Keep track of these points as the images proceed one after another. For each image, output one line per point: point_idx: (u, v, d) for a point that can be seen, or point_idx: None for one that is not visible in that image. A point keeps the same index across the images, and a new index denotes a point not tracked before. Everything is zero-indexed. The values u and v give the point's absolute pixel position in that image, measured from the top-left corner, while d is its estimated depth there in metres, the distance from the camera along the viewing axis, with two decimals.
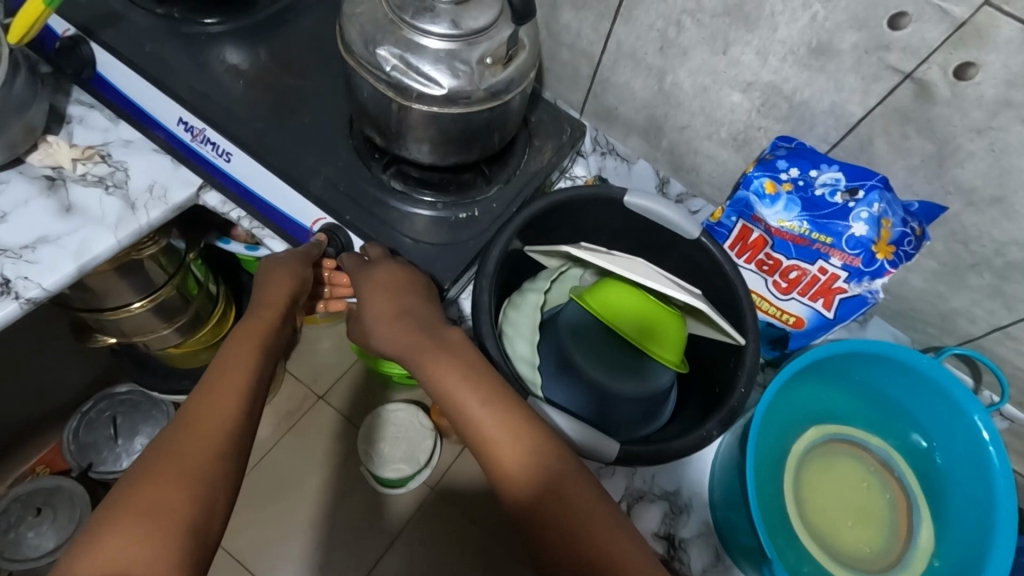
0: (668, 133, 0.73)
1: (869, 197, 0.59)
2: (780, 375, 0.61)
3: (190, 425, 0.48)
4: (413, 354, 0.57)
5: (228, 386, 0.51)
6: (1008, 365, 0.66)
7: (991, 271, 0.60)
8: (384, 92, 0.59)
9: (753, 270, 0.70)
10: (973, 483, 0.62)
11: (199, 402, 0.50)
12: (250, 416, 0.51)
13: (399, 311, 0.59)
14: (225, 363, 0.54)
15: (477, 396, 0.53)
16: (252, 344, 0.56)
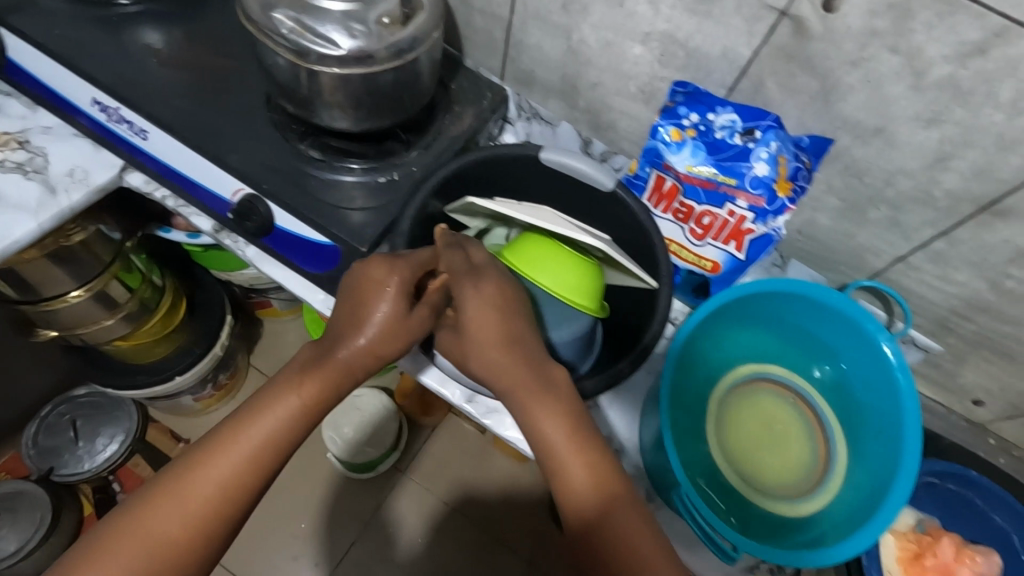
0: (583, 93, 0.75)
1: (766, 137, 0.62)
2: (701, 308, 0.64)
3: (182, 485, 0.48)
4: (520, 394, 0.54)
5: (258, 429, 0.51)
6: (914, 296, 0.69)
7: (886, 202, 0.62)
8: (288, 58, 0.60)
9: (670, 219, 0.72)
10: (884, 405, 0.64)
11: (200, 459, 0.49)
12: (240, 485, 0.49)
13: (510, 343, 0.56)
14: (267, 404, 0.52)
15: (583, 456, 0.51)
16: (316, 388, 0.53)
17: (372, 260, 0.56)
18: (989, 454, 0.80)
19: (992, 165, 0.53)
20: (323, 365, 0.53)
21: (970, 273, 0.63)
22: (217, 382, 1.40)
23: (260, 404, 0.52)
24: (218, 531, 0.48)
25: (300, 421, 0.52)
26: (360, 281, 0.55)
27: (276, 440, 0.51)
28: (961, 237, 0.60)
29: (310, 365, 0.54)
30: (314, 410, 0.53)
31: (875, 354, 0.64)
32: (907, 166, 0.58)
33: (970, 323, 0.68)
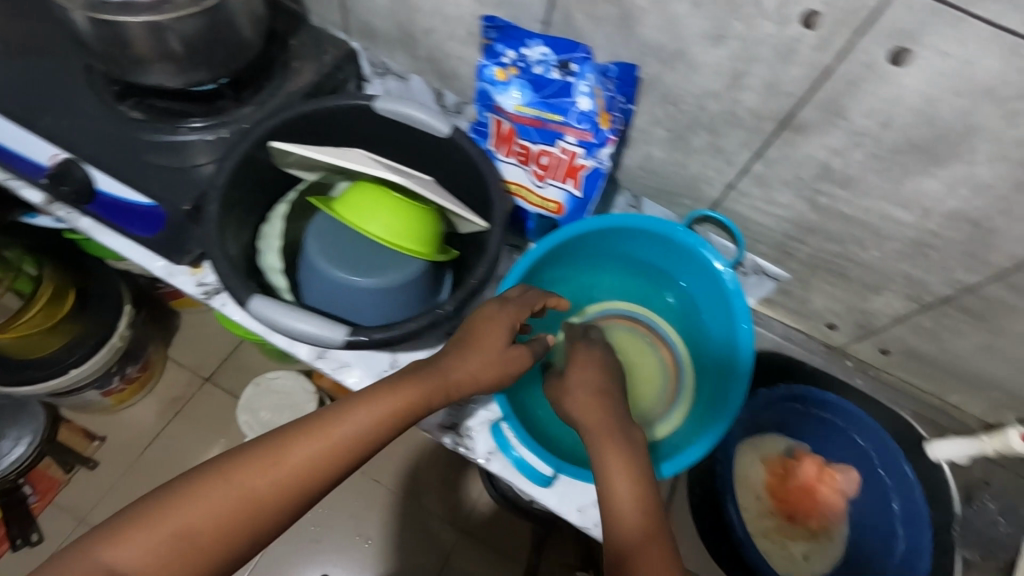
0: (422, 42, 0.74)
1: (583, 69, 0.62)
2: (528, 255, 0.65)
3: (266, 453, 0.46)
4: (596, 434, 0.53)
5: (335, 435, 0.48)
6: (751, 223, 0.71)
7: (705, 128, 0.63)
8: (88, 15, 0.57)
9: (513, 163, 0.72)
10: (724, 327, 0.68)
11: (297, 435, 0.47)
12: (319, 476, 0.47)
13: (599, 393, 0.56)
14: (340, 412, 0.49)
15: (635, 490, 0.49)
16: (411, 395, 0.51)
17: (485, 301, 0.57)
18: (846, 376, 0.83)
19: (778, 79, 0.54)
20: (434, 373, 0.53)
21: (790, 193, 0.65)
22: (126, 375, 1.33)
23: (338, 408, 0.49)
24: (250, 539, 0.45)
25: (380, 434, 0.49)
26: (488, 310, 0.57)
27: (345, 451, 0.48)
28: (773, 157, 0.61)
29: (416, 372, 0.52)
30: (393, 427, 0.50)
31: (715, 279, 0.67)
32: (713, 88, 0.59)
33: (803, 245, 0.70)
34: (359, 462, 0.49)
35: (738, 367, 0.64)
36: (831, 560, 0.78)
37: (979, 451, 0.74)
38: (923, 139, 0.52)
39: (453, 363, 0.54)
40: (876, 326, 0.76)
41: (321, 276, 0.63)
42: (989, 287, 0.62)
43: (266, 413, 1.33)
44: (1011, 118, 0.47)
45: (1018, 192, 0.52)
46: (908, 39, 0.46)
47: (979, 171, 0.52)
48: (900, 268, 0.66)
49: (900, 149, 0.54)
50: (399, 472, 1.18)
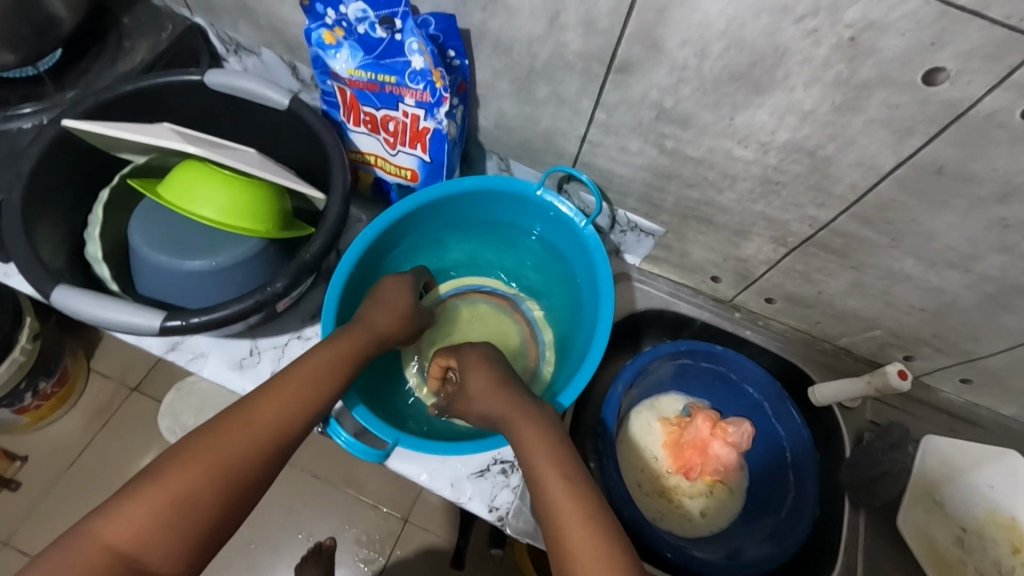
0: (258, 9, 0.70)
1: (406, 25, 0.58)
2: (387, 213, 0.65)
3: (245, 409, 0.51)
4: (528, 449, 0.53)
5: (293, 396, 0.53)
6: (613, 176, 0.69)
7: (544, 78, 0.61)
8: None
9: (365, 132, 0.69)
10: (590, 286, 0.68)
11: (266, 393, 0.53)
12: (292, 428, 0.52)
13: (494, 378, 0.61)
14: (298, 367, 0.56)
15: (558, 466, 0.51)
16: (351, 347, 0.59)
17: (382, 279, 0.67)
18: (736, 327, 0.82)
19: (592, 16, 0.52)
20: (359, 329, 0.61)
21: (638, 140, 0.63)
22: (38, 391, 1.24)
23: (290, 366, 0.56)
24: (238, 498, 0.48)
25: (334, 377, 0.57)
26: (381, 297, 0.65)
27: (307, 395, 0.54)
28: (611, 102, 0.59)
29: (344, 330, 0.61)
30: (343, 369, 0.58)
31: (579, 236, 0.67)
32: (536, 32, 0.56)
33: (666, 194, 0.69)
34: (321, 407, 0.55)
35: (598, 320, 0.64)
36: (726, 516, 0.77)
37: (864, 392, 0.71)
38: (739, 68, 0.50)
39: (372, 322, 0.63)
40: (754, 273, 0.75)
41: (148, 261, 0.60)
42: (843, 223, 0.61)
43: (188, 416, 1.27)
44: (811, 36, 0.45)
45: (838, 115, 0.50)
46: None
47: (799, 97, 0.50)
48: (756, 209, 0.64)
49: (722, 80, 0.52)
50: (335, 460, 1.24)
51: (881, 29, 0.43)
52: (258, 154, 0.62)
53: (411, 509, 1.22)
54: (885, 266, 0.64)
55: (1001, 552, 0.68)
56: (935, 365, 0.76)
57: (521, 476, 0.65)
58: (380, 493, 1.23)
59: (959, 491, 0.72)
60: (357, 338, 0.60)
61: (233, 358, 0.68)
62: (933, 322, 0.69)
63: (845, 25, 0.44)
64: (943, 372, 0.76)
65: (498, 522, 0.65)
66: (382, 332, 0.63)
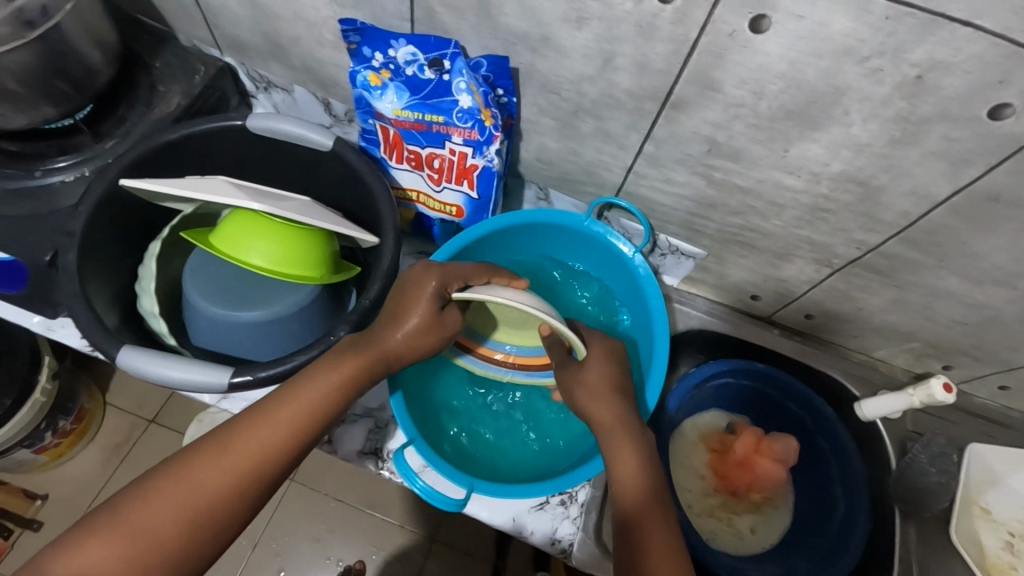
0: (292, 50, 0.69)
1: (456, 66, 0.58)
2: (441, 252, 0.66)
3: (226, 439, 0.47)
4: (607, 429, 0.56)
5: (276, 426, 0.48)
6: (656, 205, 0.70)
7: (590, 114, 0.61)
8: None
9: (407, 169, 0.69)
10: (640, 311, 0.69)
11: (252, 424, 0.48)
12: (274, 465, 0.48)
13: (613, 391, 0.57)
14: (286, 393, 0.50)
15: (632, 437, 0.55)
16: (350, 369, 0.52)
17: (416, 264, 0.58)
18: (775, 344, 0.83)
19: (647, 58, 0.52)
20: (366, 346, 0.54)
21: (684, 171, 0.63)
22: (58, 429, 1.22)
23: (286, 386, 0.51)
24: (205, 535, 0.44)
25: (330, 405, 0.51)
26: (407, 275, 0.57)
27: (296, 427, 0.49)
28: (660, 137, 0.60)
29: (351, 345, 0.54)
30: (339, 397, 0.51)
31: (626, 264, 0.68)
32: (586, 73, 0.56)
33: (709, 221, 0.69)
34: (313, 440, 0.51)
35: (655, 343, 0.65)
36: (774, 532, 0.78)
37: (908, 405, 0.73)
38: (796, 105, 0.50)
39: (386, 333, 0.55)
40: (795, 292, 0.75)
41: (204, 315, 0.59)
42: (890, 246, 0.62)
43: None
44: (874, 76, 0.46)
45: (894, 149, 0.51)
46: (762, 7, 0.44)
47: (856, 132, 0.51)
48: (802, 234, 0.65)
49: (777, 117, 0.52)
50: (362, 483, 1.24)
51: (946, 70, 0.44)
52: (309, 201, 0.62)
53: (439, 531, 1.22)
54: (929, 285, 0.64)
55: None
56: (972, 374, 0.77)
57: (580, 506, 0.66)
58: (408, 515, 1.22)
59: (1013, 496, 0.74)
60: (359, 358, 0.53)
61: None
62: (976, 335, 0.70)
63: (911, 65, 0.44)
64: (980, 381, 0.77)
65: (561, 553, 0.65)
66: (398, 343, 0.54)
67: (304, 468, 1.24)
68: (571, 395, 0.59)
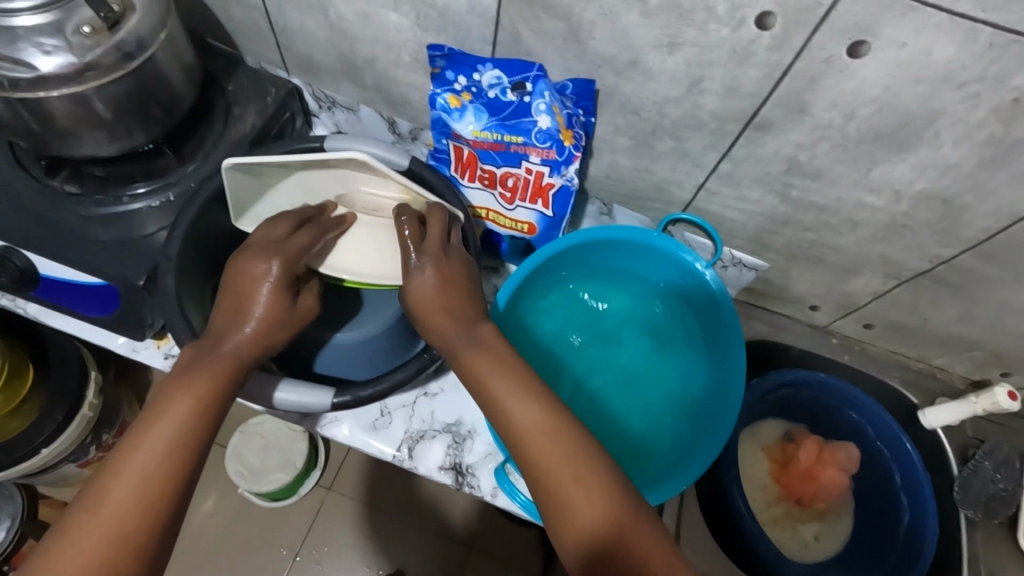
0: (366, 71, 0.70)
1: (538, 88, 0.59)
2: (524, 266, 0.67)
3: (90, 509, 0.40)
4: (479, 381, 0.49)
5: (139, 473, 0.41)
6: (723, 219, 0.71)
7: (669, 133, 0.62)
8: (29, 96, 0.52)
9: (479, 188, 0.70)
10: (720, 349, 0.69)
11: (109, 481, 0.41)
12: (156, 510, 0.41)
13: (447, 310, 0.52)
14: (140, 432, 0.43)
15: (503, 380, 0.48)
16: (205, 387, 0.46)
17: (242, 256, 0.52)
18: (834, 353, 0.84)
19: (738, 81, 0.53)
20: (212, 360, 0.47)
21: (760, 189, 0.64)
22: (102, 443, 1.15)
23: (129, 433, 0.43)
24: None
25: (192, 438, 0.44)
26: (233, 271, 0.51)
27: (165, 465, 0.42)
28: (741, 156, 0.61)
29: (189, 368, 0.47)
30: (202, 419, 0.45)
31: (708, 296, 0.68)
32: (672, 95, 0.57)
33: (778, 236, 0.70)
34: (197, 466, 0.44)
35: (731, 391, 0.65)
36: (838, 540, 0.79)
37: (971, 412, 0.74)
38: (887, 127, 0.52)
39: (226, 341, 0.49)
40: (857, 303, 0.76)
41: None
42: (963, 260, 0.63)
43: (255, 459, 1.18)
44: (972, 99, 0.47)
45: (983, 168, 0.52)
46: (865, 33, 0.45)
47: (945, 153, 0.52)
48: (875, 248, 0.65)
49: (866, 138, 0.53)
50: (404, 493, 1.24)
51: None
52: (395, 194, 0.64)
53: (479, 540, 1.22)
54: (999, 298, 0.65)
55: None
56: None
57: None
58: (448, 524, 1.22)
59: None
60: (214, 372, 0.47)
61: (371, 424, 0.68)
62: None
63: (1010, 89, 0.45)
64: None
65: None
66: (249, 348, 0.49)
67: (347, 479, 1.25)
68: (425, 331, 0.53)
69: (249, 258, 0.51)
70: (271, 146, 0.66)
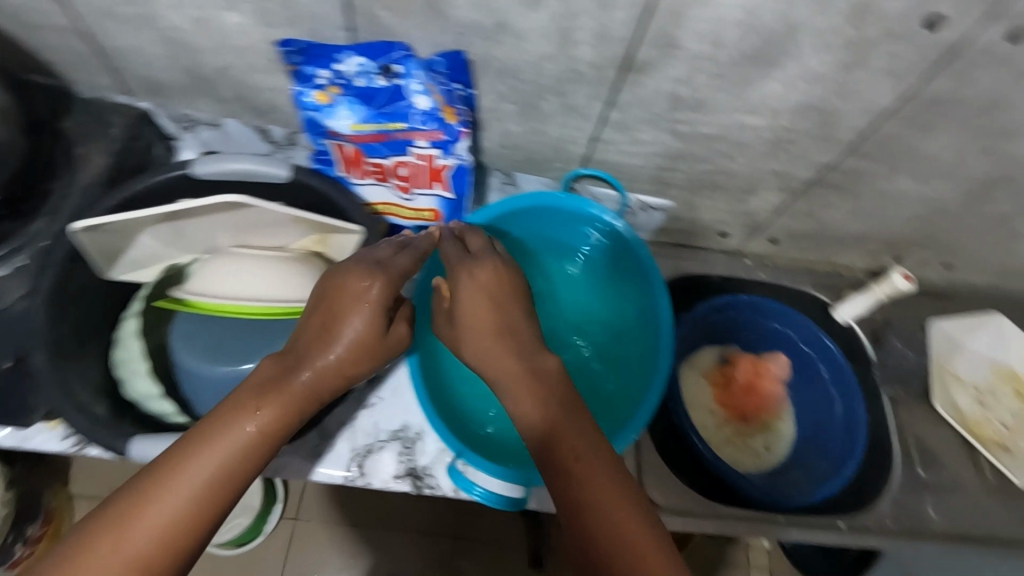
0: (220, 81, 0.64)
1: (408, 69, 0.56)
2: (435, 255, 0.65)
3: (131, 511, 0.38)
4: (517, 393, 0.47)
5: (188, 487, 0.39)
6: (623, 167, 0.71)
7: (553, 92, 0.60)
8: None
9: (372, 183, 0.67)
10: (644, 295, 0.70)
11: (156, 490, 0.38)
12: (193, 526, 0.39)
13: (501, 332, 0.50)
14: (194, 443, 0.40)
15: (546, 397, 0.46)
16: (273, 409, 0.43)
17: (348, 269, 0.49)
18: (749, 272, 0.88)
19: (606, 27, 0.52)
20: (285, 382, 0.44)
21: (651, 130, 0.64)
22: (27, 538, 1.04)
23: (170, 454, 0.40)
24: None
25: (243, 460, 0.41)
26: (333, 285, 0.49)
27: (212, 484, 0.40)
28: (627, 102, 0.60)
29: (262, 383, 0.44)
30: (261, 443, 0.42)
31: (623, 244, 0.69)
32: (545, 52, 0.55)
33: (678, 172, 0.71)
34: (241, 488, 0.41)
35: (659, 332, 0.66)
36: (786, 441, 0.83)
37: (875, 300, 0.80)
38: (753, 49, 0.52)
39: (309, 359, 0.46)
40: (761, 221, 0.80)
41: (206, 377, 0.56)
42: (845, 161, 0.66)
43: None
44: (824, 8, 0.48)
45: (846, 73, 0.54)
46: None
47: (809, 64, 0.54)
48: (768, 166, 0.68)
49: (737, 63, 0.54)
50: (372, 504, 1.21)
51: None
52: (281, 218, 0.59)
53: (464, 529, 1.20)
54: (883, 190, 0.70)
55: (1011, 399, 0.82)
56: (923, 259, 0.84)
57: None
58: (426, 521, 1.20)
59: (976, 357, 0.85)
60: (284, 392, 0.44)
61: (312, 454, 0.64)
62: (923, 224, 0.76)
63: None
64: (929, 264, 0.85)
65: None
66: (330, 373, 0.46)
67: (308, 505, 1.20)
68: (459, 347, 0.52)
69: (355, 270, 0.49)
70: (128, 184, 0.59)
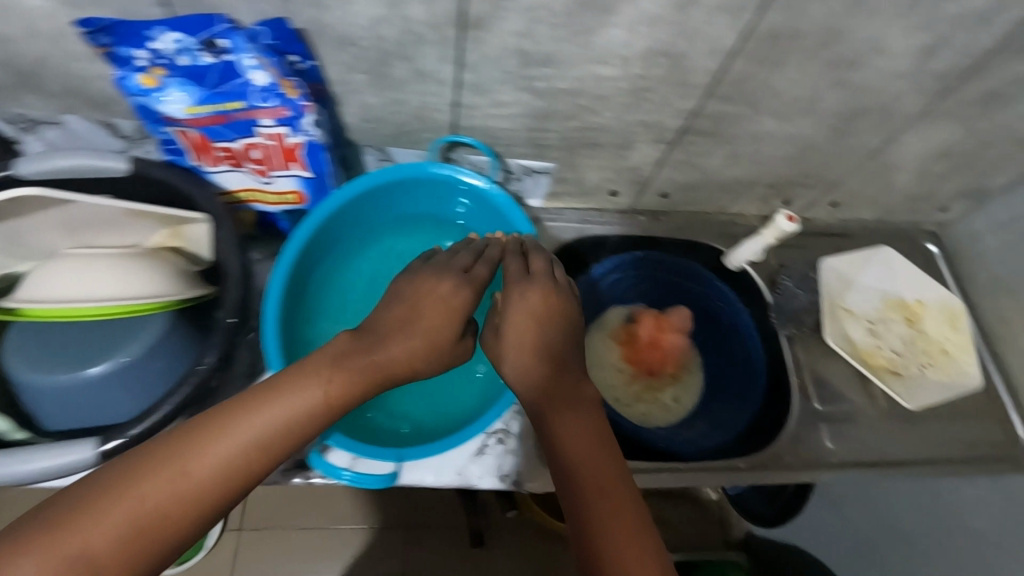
0: (42, 74, 0.60)
1: (233, 41, 0.53)
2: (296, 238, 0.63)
3: (187, 451, 0.40)
4: (560, 407, 0.48)
5: (237, 442, 0.41)
6: (495, 131, 0.69)
7: (399, 57, 0.58)
8: None
9: (227, 169, 0.63)
10: None
11: (215, 439, 0.41)
12: (222, 492, 0.40)
13: (550, 350, 0.51)
14: (252, 408, 0.43)
15: (580, 416, 0.48)
16: (337, 388, 0.46)
17: (437, 279, 0.53)
18: (645, 229, 0.88)
19: None
20: (355, 366, 0.47)
21: (509, 90, 0.63)
22: None
23: (219, 411, 0.42)
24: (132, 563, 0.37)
25: (287, 436, 0.43)
26: (415, 293, 0.52)
27: (257, 450, 0.42)
28: (475, 62, 0.59)
29: (336, 362, 0.47)
30: (310, 427, 0.44)
31: (495, 209, 0.69)
32: (375, 13, 0.53)
33: (550, 132, 0.70)
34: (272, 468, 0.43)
35: None
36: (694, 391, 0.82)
37: (766, 244, 0.80)
38: None
39: (383, 349, 0.48)
40: (646, 176, 0.79)
41: (44, 388, 0.54)
42: (708, 106, 0.66)
43: None
44: None
45: (682, 13, 0.54)
46: None
47: (644, 6, 0.53)
48: (635, 117, 0.67)
49: (572, 10, 0.53)
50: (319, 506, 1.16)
51: None
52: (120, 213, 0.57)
53: (414, 516, 1.17)
54: (752, 133, 0.71)
55: (901, 326, 0.85)
56: (809, 200, 0.86)
57: (517, 437, 0.68)
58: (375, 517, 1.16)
59: (866, 290, 0.87)
60: (347, 380, 0.46)
61: None
62: (799, 164, 0.78)
63: None
64: (816, 204, 0.87)
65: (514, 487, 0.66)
66: (393, 366, 0.48)
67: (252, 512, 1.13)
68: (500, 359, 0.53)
69: (444, 281, 0.53)
70: None
